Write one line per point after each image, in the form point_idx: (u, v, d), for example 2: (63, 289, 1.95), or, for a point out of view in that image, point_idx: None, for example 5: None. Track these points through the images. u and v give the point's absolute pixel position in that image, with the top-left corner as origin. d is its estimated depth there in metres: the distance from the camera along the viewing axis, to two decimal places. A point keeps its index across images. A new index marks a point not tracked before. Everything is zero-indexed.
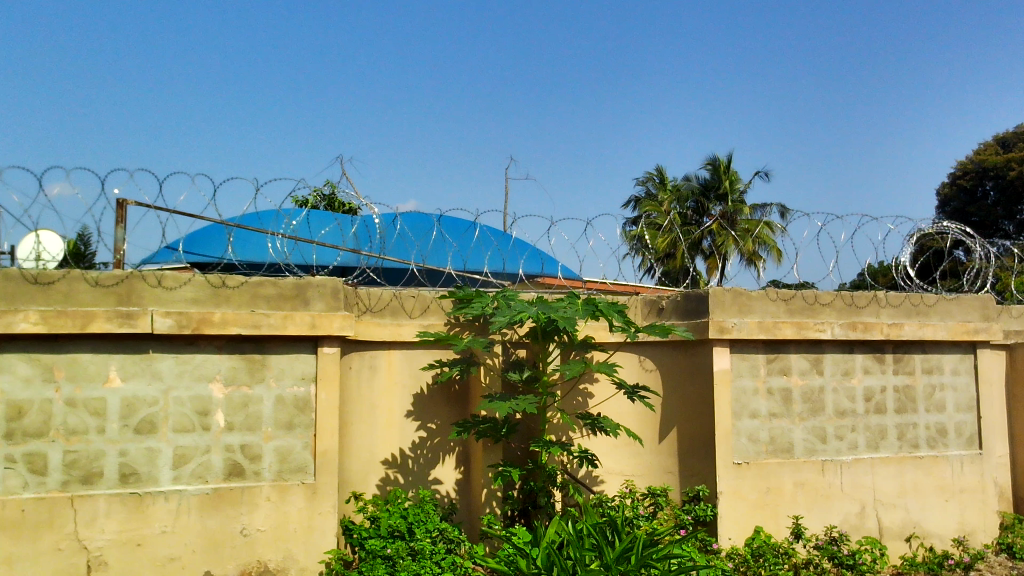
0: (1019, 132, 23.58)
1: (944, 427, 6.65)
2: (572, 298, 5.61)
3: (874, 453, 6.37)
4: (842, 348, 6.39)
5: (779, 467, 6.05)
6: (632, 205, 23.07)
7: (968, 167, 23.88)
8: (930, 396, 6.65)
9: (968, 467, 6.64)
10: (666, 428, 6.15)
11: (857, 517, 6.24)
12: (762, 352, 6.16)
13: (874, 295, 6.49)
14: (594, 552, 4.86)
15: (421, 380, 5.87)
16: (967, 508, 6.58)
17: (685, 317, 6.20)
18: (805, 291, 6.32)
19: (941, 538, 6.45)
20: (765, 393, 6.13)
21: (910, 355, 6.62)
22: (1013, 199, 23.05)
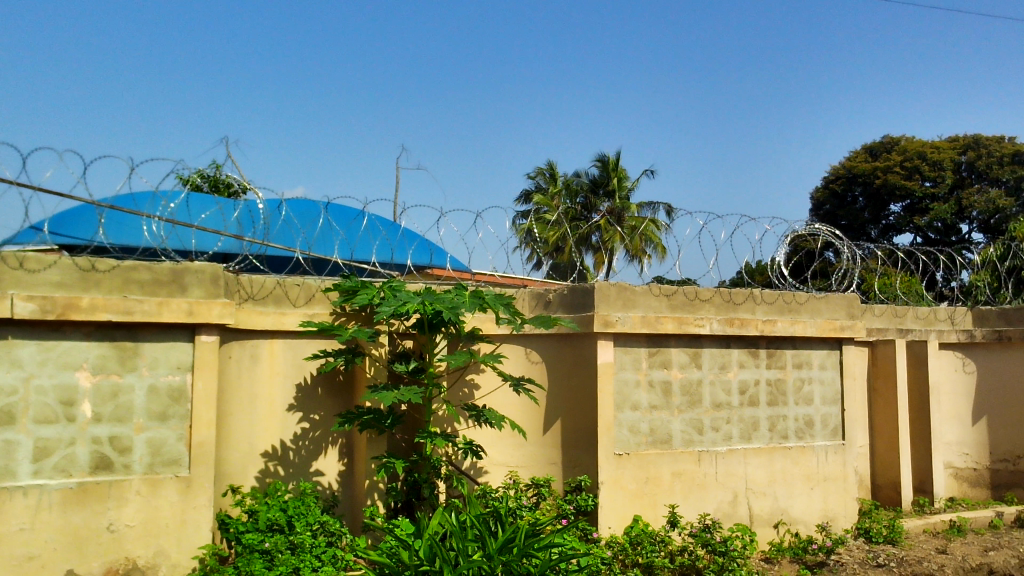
0: (885, 142, 25.17)
1: (812, 418, 7.01)
2: (459, 289, 5.62)
3: (747, 444, 6.65)
4: (719, 343, 6.64)
5: (657, 458, 6.23)
6: (522, 198, 23.32)
7: (839, 173, 25.42)
8: (799, 389, 6.98)
9: (831, 456, 7.01)
10: (551, 420, 6.23)
11: (729, 505, 6.49)
12: (645, 346, 6.32)
13: (750, 293, 6.75)
14: (476, 543, 4.89)
15: (304, 370, 5.74)
16: (830, 496, 6.95)
17: (571, 310, 6.30)
18: (686, 287, 6.52)
19: (806, 524, 6.79)
20: (646, 385, 6.30)
21: (782, 350, 6.93)
22: (879, 205, 24.66)
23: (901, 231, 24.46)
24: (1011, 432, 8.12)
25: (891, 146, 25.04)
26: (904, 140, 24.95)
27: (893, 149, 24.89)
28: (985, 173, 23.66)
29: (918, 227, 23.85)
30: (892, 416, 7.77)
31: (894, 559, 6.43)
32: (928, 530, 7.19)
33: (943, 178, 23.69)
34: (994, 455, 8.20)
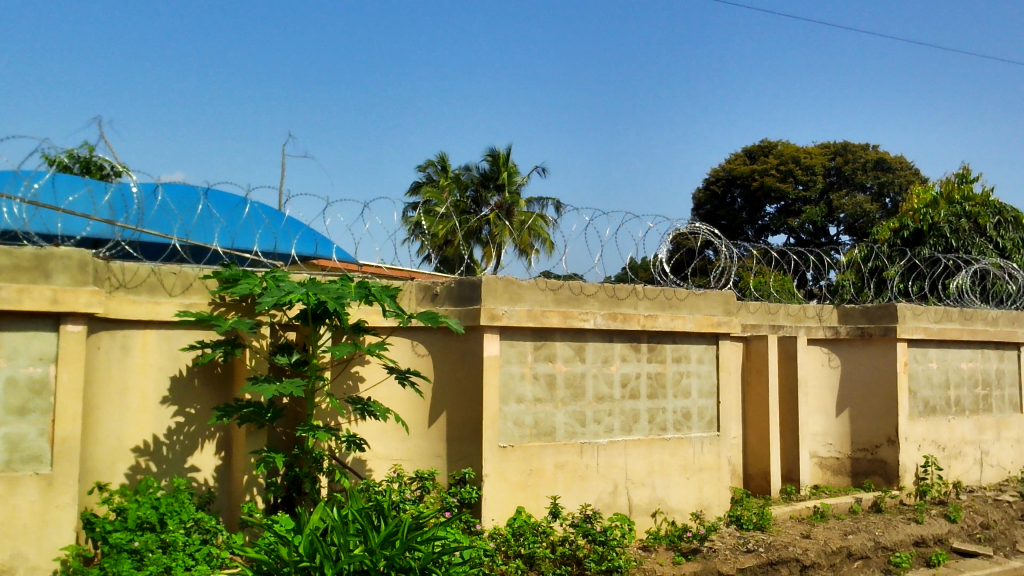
0: (762, 146, 26.29)
1: (689, 410, 7.25)
2: (344, 280, 5.52)
3: (627, 436, 6.82)
4: (602, 337, 6.77)
5: (541, 450, 6.31)
6: (412, 189, 23.14)
7: (720, 174, 26.39)
8: (678, 382, 7.21)
9: (707, 447, 7.28)
10: (436, 413, 6.21)
11: (609, 495, 6.65)
12: (530, 339, 6.39)
13: (633, 288, 6.92)
14: (358, 538, 4.81)
15: (180, 362, 5.52)
16: (705, 485, 7.22)
17: (458, 303, 6.29)
18: (572, 282, 6.62)
19: (681, 512, 7.03)
20: (531, 378, 6.37)
21: (662, 344, 7.14)
22: (755, 206, 25.77)
23: (776, 232, 25.64)
24: (871, 423, 8.64)
25: (768, 150, 26.18)
26: (780, 145, 26.14)
27: (769, 153, 26.02)
28: (852, 178, 25.07)
29: (791, 228, 25.11)
30: (764, 409, 8.13)
31: (762, 544, 6.74)
32: (794, 516, 7.56)
33: (815, 182, 24.99)
34: (856, 445, 8.70)
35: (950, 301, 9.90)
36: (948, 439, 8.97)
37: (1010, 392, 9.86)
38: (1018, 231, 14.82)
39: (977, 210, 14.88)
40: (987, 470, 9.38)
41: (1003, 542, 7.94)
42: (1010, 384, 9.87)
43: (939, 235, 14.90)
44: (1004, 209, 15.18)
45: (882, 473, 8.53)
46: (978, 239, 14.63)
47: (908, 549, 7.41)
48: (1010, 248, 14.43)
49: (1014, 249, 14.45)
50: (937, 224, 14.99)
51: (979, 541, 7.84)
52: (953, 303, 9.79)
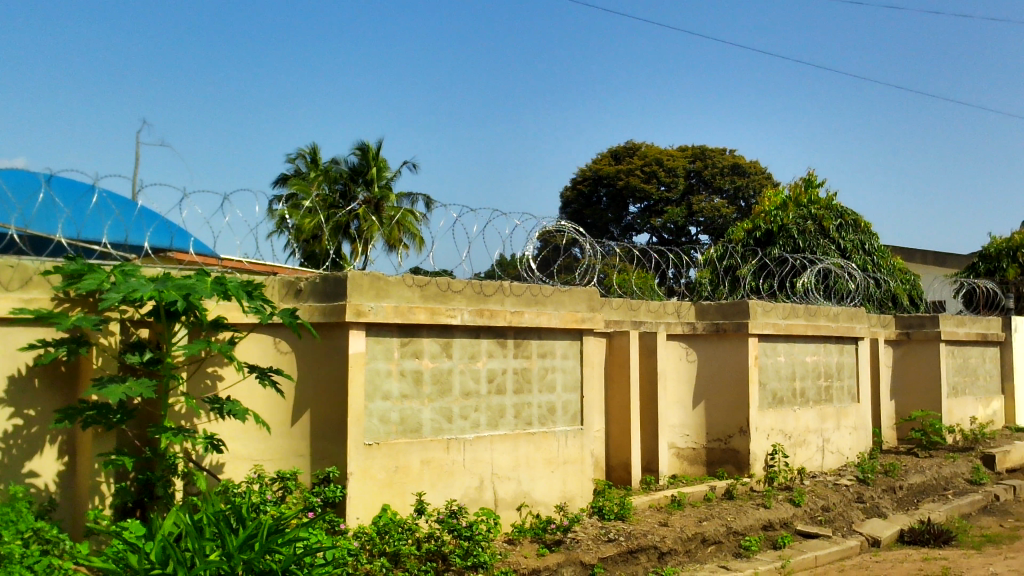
0: (627, 147, 27.10)
1: (554, 405, 7.39)
2: (200, 275, 5.30)
3: (493, 431, 6.88)
4: (469, 333, 6.80)
5: (407, 447, 6.27)
6: (279, 182, 22.52)
7: (587, 174, 27.01)
8: (543, 377, 7.33)
9: (571, 440, 7.44)
10: (299, 411, 6.07)
11: (475, 490, 6.68)
12: (397, 336, 6.34)
13: (499, 285, 6.98)
14: (214, 542, 4.66)
15: (18, 361, 5.15)
16: (568, 478, 7.37)
17: (322, 300, 6.17)
18: (439, 278, 6.61)
19: (546, 505, 7.15)
20: (397, 374, 6.32)
21: (528, 340, 7.24)
22: (620, 206, 26.54)
23: (639, 231, 26.52)
24: (725, 415, 9.08)
25: (632, 151, 27.02)
26: (644, 147, 27.04)
27: (633, 155, 26.87)
28: (709, 181, 26.25)
29: (653, 228, 26.07)
30: (625, 402, 8.39)
31: (623, 533, 6.96)
32: (653, 505, 7.84)
33: (676, 183, 26.01)
34: (710, 435, 9.12)
35: (796, 298, 10.52)
36: (794, 428, 9.54)
37: (849, 383, 10.58)
38: (857, 233, 15.95)
39: (821, 212, 15.87)
40: (828, 457, 10.03)
41: (840, 524, 8.52)
42: (849, 375, 10.59)
43: (788, 236, 15.81)
44: (844, 212, 16.27)
45: (734, 461, 8.97)
46: (822, 240, 15.60)
47: (757, 533, 7.84)
48: (849, 249, 15.48)
49: (853, 250, 15.51)
50: (785, 226, 15.90)
51: (820, 523, 8.40)
52: (799, 300, 10.41)
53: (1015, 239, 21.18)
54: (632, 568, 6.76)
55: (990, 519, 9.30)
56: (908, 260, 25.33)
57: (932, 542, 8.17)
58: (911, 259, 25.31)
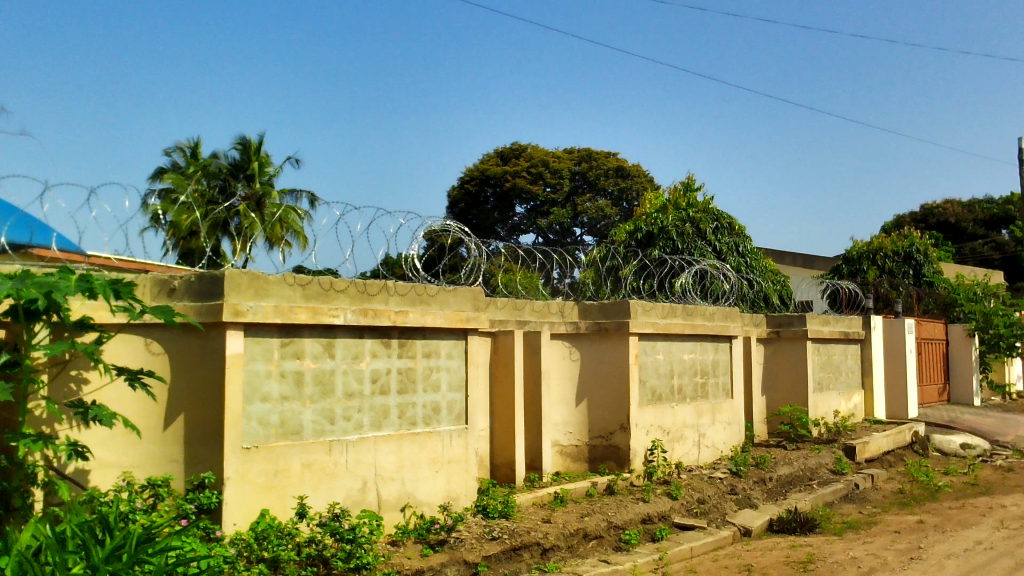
0: (514, 148, 27.38)
1: (438, 405, 7.37)
2: (63, 272, 5.03)
3: (376, 432, 6.80)
4: (352, 333, 6.71)
5: (287, 449, 6.12)
6: (154, 175, 21.65)
7: (474, 174, 27.10)
8: (428, 377, 7.30)
9: (455, 440, 7.42)
10: (173, 415, 5.83)
11: (358, 492, 6.57)
12: (277, 336, 6.18)
13: (384, 284, 6.90)
14: (77, 554, 4.42)
15: None
16: (453, 477, 7.34)
17: (198, 299, 5.94)
18: (322, 277, 6.49)
19: (430, 505, 7.09)
20: (277, 376, 6.16)
21: (412, 340, 7.20)
22: (506, 206, 26.75)
23: (525, 231, 26.81)
24: (606, 412, 9.28)
25: (519, 152, 27.32)
26: (530, 148, 27.34)
27: (520, 156, 27.18)
28: (594, 182, 26.83)
29: (539, 228, 26.44)
30: (510, 401, 8.46)
31: (506, 531, 7.02)
32: (536, 503, 7.93)
33: (561, 185, 26.47)
34: (592, 432, 9.30)
35: (674, 298, 10.87)
36: (671, 423, 9.85)
37: (723, 380, 11.01)
38: (731, 235, 16.65)
39: (699, 216, 16.51)
40: (704, 451, 10.42)
41: (715, 515, 8.85)
42: (723, 373, 11.02)
43: (667, 238, 16.33)
44: (720, 216, 16.95)
45: (615, 457, 9.19)
46: (698, 242, 16.20)
47: (636, 526, 8.07)
48: (724, 251, 16.15)
49: (728, 252, 16.18)
50: (665, 228, 16.45)
51: (695, 515, 8.71)
52: (677, 300, 10.77)
53: (874, 243, 22.59)
54: (515, 565, 6.83)
55: (850, 507, 9.88)
56: (778, 262, 26.62)
57: (798, 530, 8.62)
58: (782, 260, 26.61)
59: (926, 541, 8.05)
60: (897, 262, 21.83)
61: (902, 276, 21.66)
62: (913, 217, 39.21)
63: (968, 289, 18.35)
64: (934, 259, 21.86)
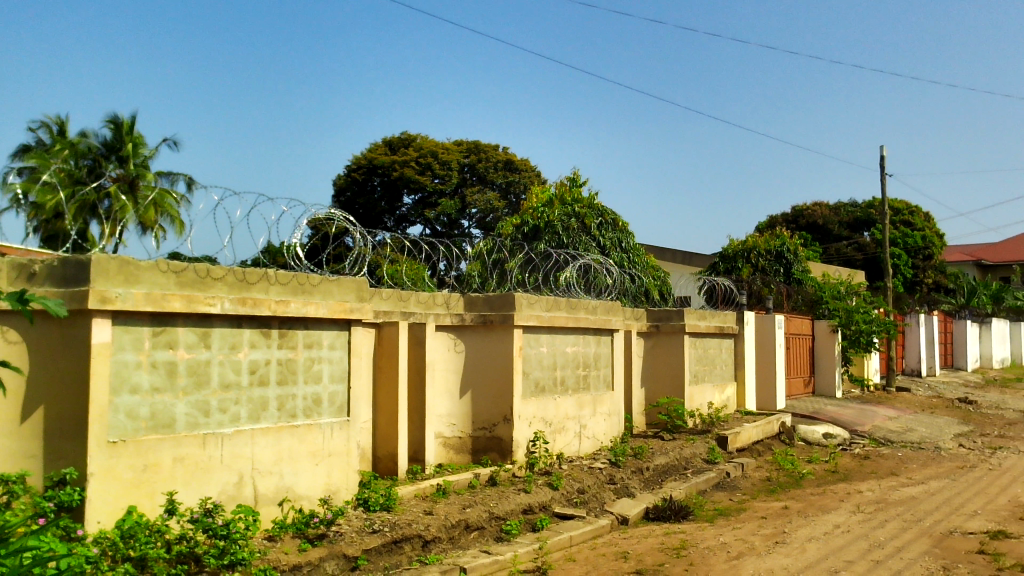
0: (403, 138, 27.18)
1: (319, 396, 7.22)
2: None
3: (254, 424, 6.60)
4: (230, 323, 6.48)
5: (158, 443, 5.86)
6: (16, 152, 20.34)
7: (361, 162, 26.73)
8: (309, 368, 7.14)
9: (336, 432, 7.28)
10: (31, 407, 5.50)
11: (234, 487, 6.35)
12: (148, 325, 5.91)
13: (264, 273, 6.71)
14: None
15: None
16: (333, 471, 7.19)
17: (61, 284, 5.62)
18: (198, 264, 6.25)
19: (309, 499, 6.92)
20: (147, 366, 5.89)
21: (293, 331, 7.03)
22: (393, 195, 26.49)
23: (413, 222, 26.64)
24: (490, 403, 9.34)
25: (408, 142, 27.16)
26: (419, 139, 27.27)
27: (409, 146, 27.02)
28: (482, 175, 26.96)
29: (427, 219, 26.35)
30: (393, 393, 8.38)
31: (387, 524, 6.95)
32: (418, 495, 7.87)
33: (450, 177, 26.43)
34: (475, 424, 9.33)
35: (559, 291, 11.04)
36: (554, 415, 10.00)
37: (604, 372, 11.25)
38: (615, 231, 17.17)
39: (584, 211, 16.93)
40: (585, 442, 10.62)
41: (594, 504, 9.09)
42: (605, 365, 11.27)
43: (553, 232, 16.57)
44: (605, 212, 17.39)
45: (498, 449, 9.27)
46: (583, 237, 16.68)
47: (517, 517, 8.15)
48: (608, 246, 16.62)
49: (611, 248, 16.57)
50: (551, 222, 16.66)
51: (575, 504, 8.89)
52: (561, 293, 10.93)
53: (749, 242, 23.62)
54: (396, 558, 6.79)
55: (721, 494, 10.30)
56: (659, 258, 27.45)
57: (672, 517, 8.91)
58: (663, 256, 27.45)
59: (790, 526, 8.48)
60: (769, 261, 22.89)
61: (773, 273, 22.73)
62: (785, 218, 41.19)
63: (832, 287, 19.42)
64: (803, 258, 23.03)
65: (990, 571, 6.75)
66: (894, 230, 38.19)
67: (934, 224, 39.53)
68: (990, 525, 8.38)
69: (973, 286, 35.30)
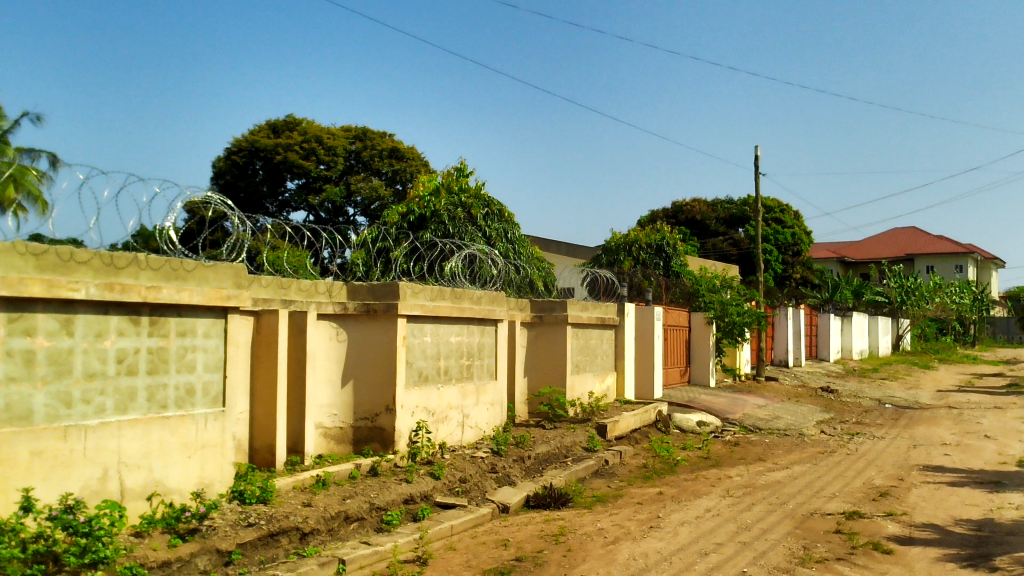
0: (287, 121, 26.48)
1: (192, 386, 6.95)
2: None
3: (121, 416, 6.29)
4: (96, 309, 6.16)
5: (14, 437, 5.51)
6: None
7: (242, 145, 25.80)
8: (182, 357, 6.87)
9: (210, 424, 7.03)
10: None
11: (98, 482, 6.03)
12: (4, 311, 5.54)
13: (134, 257, 6.40)
14: None
15: None
16: (207, 463, 6.93)
17: None
18: (60, 247, 5.90)
19: (180, 493, 6.65)
20: (1, 355, 5.53)
21: (165, 318, 6.74)
22: (276, 180, 25.77)
23: (296, 208, 26.03)
24: (371, 393, 9.24)
25: (292, 126, 26.50)
26: (305, 122, 26.68)
27: (293, 129, 26.38)
28: (369, 163, 26.70)
29: (311, 206, 25.80)
30: (272, 383, 8.15)
31: (263, 517, 6.78)
32: (296, 487, 7.70)
33: (335, 163, 25.97)
34: (357, 414, 9.20)
35: (444, 281, 11.02)
36: (436, 405, 9.98)
37: (488, 361, 11.32)
38: (501, 222, 17.35)
39: (470, 201, 17.01)
40: (467, 431, 10.65)
41: (475, 493, 9.15)
42: (488, 354, 11.33)
43: (439, 221, 16.58)
44: (491, 203, 17.51)
45: (380, 439, 9.18)
46: (469, 226, 16.81)
47: (398, 507, 8.11)
48: (494, 236, 16.75)
49: (497, 238, 16.81)
50: (437, 211, 16.66)
51: (456, 493, 8.92)
52: (446, 283, 10.91)
53: (631, 235, 24.25)
54: (272, 551, 6.64)
55: (600, 481, 10.56)
56: (545, 249, 27.81)
57: (553, 505, 9.07)
58: (548, 248, 27.82)
59: (664, 511, 8.78)
60: (650, 254, 23.58)
61: (653, 266, 23.42)
62: (665, 213, 42.51)
63: (708, 280, 20.17)
64: (681, 252, 23.83)
65: (845, 549, 7.19)
66: (766, 227, 40.00)
67: (802, 222, 41.66)
68: (846, 506, 8.92)
69: (836, 282, 37.42)
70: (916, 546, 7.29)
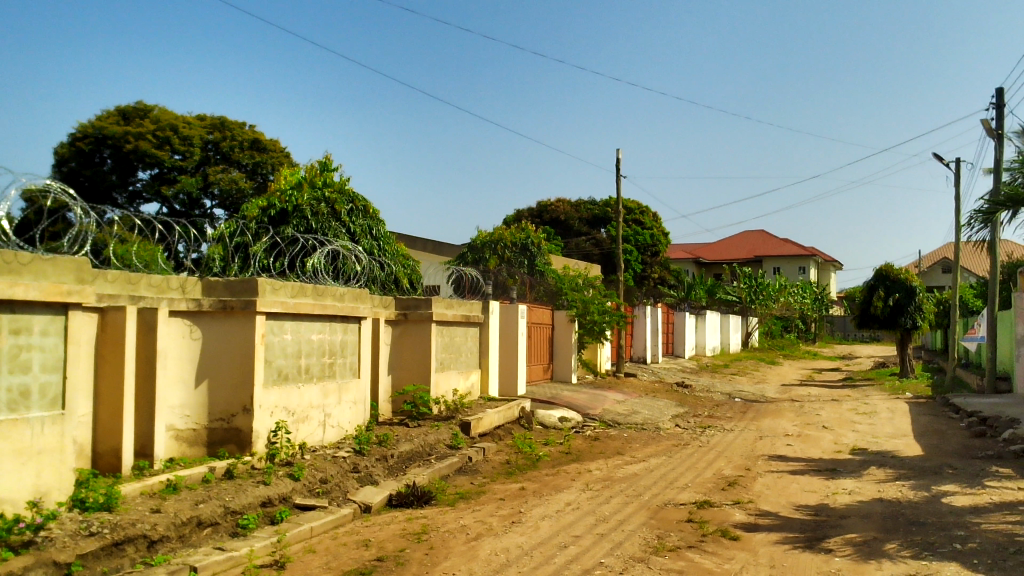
0: (140, 108, 25.14)
1: (28, 388, 6.48)
2: None
3: None
4: None
5: None
6: None
7: (88, 131, 24.16)
8: (15, 357, 6.39)
9: (48, 428, 6.57)
10: None
11: None
12: None
13: None
14: None
15: None
16: (43, 470, 6.47)
17: None
18: None
19: (12, 503, 6.18)
20: None
21: None
22: (125, 169, 24.35)
23: (147, 199, 24.74)
24: (228, 394, 8.90)
25: (144, 113, 25.18)
26: (157, 110, 25.41)
27: (144, 117, 25.09)
28: (227, 155, 25.69)
29: (163, 197, 24.65)
30: (118, 383, 7.70)
31: (107, 525, 6.40)
32: (144, 492, 7.31)
33: (191, 153, 24.91)
34: (212, 415, 8.83)
35: (305, 277, 10.77)
36: (296, 404, 9.72)
37: (351, 360, 11.13)
38: (365, 218, 17.25)
39: (334, 197, 16.73)
40: (328, 431, 10.43)
41: (336, 494, 8.96)
42: (351, 352, 11.15)
43: (301, 216, 16.14)
44: (355, 199, 17.32)
45: (236, 440, 8.86)
46: (333, 223, 16.48)
47: (254, 510, 7.84)
48: (358, 232, 16.66)
49: (361, 234, 16.76)
50: (299, 206, 16.20)
51: (317, 494, 8.72)
52: (308, 279, 10.66)
53: (496, 234, 24.47)
54: (116, 561, 6.29)
55: (462, 478, 10.60)
56: (411, 246, 27.69)
57: (415, 503, 9.02)
58: (414, 245, 27.71)
59: (526, 506, 8.90)
60: (515, 252, 23.85)
61: (517, 265, 23.77)
62: (530, 212, 43.15)
63: (571, 279, 20.63)
64: (545, 251, 24.26)
65: (696, 537, 7.52)
66: (627, 228, 41.31)
67: (660, 224, 43.31)
68: (697, 496, 9.33)
69: (691, 282, 39.10)
70: (760, 532, 7.71)
